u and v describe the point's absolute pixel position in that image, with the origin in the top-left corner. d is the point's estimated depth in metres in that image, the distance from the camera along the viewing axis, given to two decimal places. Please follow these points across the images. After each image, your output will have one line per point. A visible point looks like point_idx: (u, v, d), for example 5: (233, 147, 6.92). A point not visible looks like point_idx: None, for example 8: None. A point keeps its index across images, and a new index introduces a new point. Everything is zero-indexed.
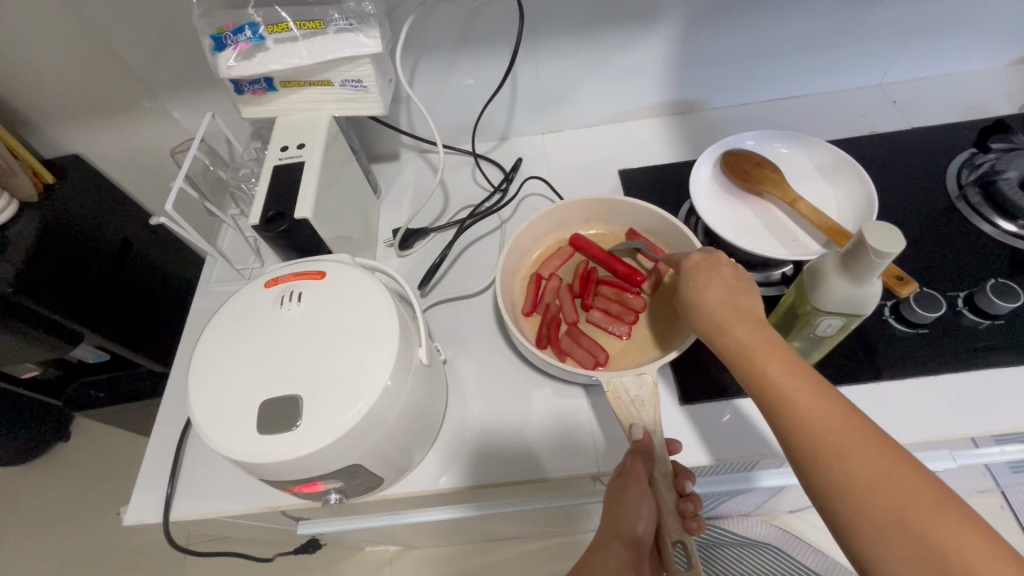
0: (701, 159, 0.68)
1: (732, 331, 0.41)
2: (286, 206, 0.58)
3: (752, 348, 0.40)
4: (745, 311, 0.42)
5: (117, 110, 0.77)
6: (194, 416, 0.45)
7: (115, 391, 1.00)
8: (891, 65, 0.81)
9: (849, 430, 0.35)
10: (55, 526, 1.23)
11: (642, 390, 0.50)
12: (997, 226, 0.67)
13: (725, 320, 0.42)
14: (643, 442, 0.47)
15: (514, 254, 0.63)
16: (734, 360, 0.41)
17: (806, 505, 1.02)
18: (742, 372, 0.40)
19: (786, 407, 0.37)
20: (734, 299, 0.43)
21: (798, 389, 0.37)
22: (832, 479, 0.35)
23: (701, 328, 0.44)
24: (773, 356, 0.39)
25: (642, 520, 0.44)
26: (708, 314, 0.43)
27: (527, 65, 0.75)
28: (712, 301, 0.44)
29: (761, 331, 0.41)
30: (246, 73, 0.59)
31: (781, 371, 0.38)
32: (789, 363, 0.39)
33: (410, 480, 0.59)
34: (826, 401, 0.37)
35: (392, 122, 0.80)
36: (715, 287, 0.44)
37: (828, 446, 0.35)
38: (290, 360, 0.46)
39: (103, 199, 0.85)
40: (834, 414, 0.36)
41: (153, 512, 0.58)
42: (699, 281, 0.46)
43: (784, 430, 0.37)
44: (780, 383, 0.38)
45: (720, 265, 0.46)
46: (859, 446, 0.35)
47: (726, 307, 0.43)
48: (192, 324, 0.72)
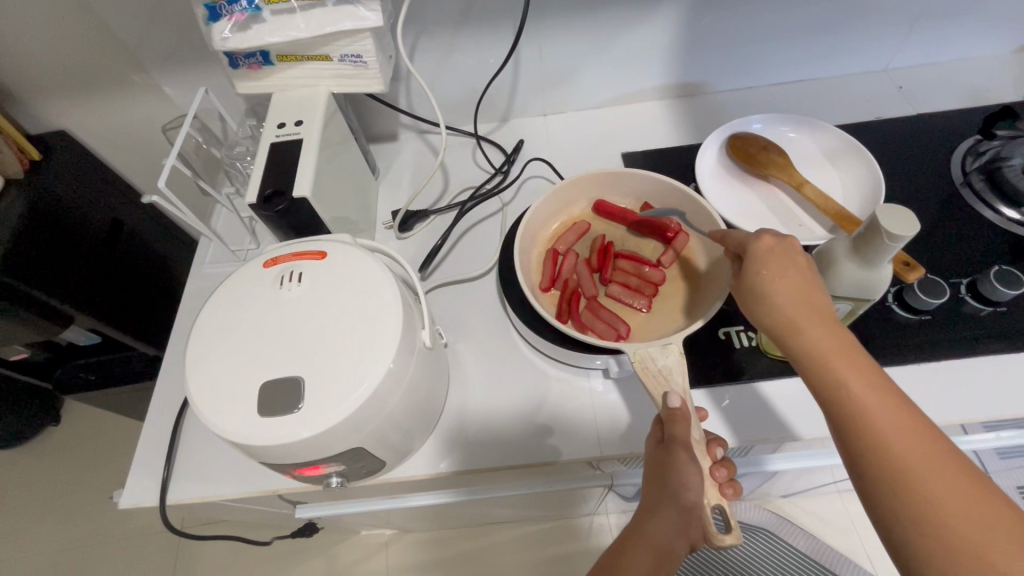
0: (707, 142, 0.67)
1: (804, 329, 0.41)
2: (284, 184, 0.57)
3: (825, 349, 0.40)
4: (820, 309, 0.41)
5: (105, 84, 0.75)
6: (191, 397, 0.44)
7: (107, 373, 0.98)
8: (897, 49, 0.80)
9: (914, 443, 0.36)
10: (45, 509, 1.22)
11: (670, 359, 0.49)
12: (999, 213, 0.67)
13: (798, 318, 0.41)
14: (681, 410, 0.46)
15: (529, 231, 0.62)
16: (803, 358, 0.41)
17: (798, 489, 1.03)
18: (809, 371, 0.40)
19: (855, 413, 0.38)
20: (805, 294, 0.42)
21: (870, 397, 0.38)
22: (891, 488, 0.36)
23: (767, 319, 0.43)
24: (847, 361, 0.39)
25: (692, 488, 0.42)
26: (779, 308, 0.42)
27: (530, 44, 0.74)
28: (786, 293, 0.42)
29: (835, 333, 0.40)
30: (242, 46, 0.56)
31: (854, 377, 0.38)
32: (862, 370, 0.39)
33: (411, 464, 0.58)
34: (898, 411, 0.37)
35: (391, 100, 0.78)
36: (787, 280, 0.42)
37: (893, 457, 0.36)
38: (311, 348, 0.44)
39: (91, 177, 0.83)
40: (904, 426, 0.37)
41: (149, 496, 0.57)
42: (768, 271, 0.43)
43: (848, 434, 0.38)
44: (851, 388, 0.38)
45: (793, 255, 0.43)
46: (926, 460, 0.35)
47: (802, 303, 0.42)
48: (187, 306, 0.70)
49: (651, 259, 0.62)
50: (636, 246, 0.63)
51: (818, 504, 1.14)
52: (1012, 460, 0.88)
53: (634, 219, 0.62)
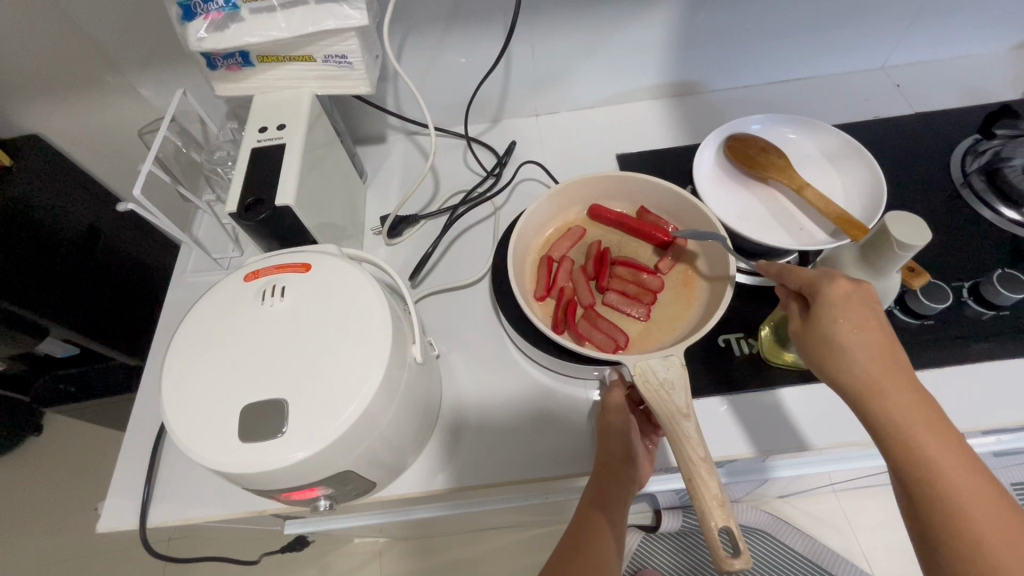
0: (705, 143, 0.65)
1: (886, 392, 0.38)
2: (265, 192, 0.54)
3: (906, 415, 0.37)
4: (903, 369, 0.39)
5: (79, 85, 0.72)
6: (167, 418, 0.41)
7: (87, 385, 0.95)
8: (895, 47, 0.79)
9: (998, 523, 0.35)
10: (26, 524, 1.18)
11: (672, 371, 0.46)
12: (999, 214, 0.66)
13: (880, 380, 0.39)
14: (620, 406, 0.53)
15: (523, 239, 0.60)
16: (881, 423, 0.38)
17: (796, 491, 1.02)
18: (886, 436, 0.38)
19: (939, 489, 0.36)
20: (885, 354, 0.39)
21: (953, 473, 0.36)
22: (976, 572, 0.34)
23: (841, 375, 0.40)
24: (931, 431, 0.37)
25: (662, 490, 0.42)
26: (858, 367, 0.39)
27: (522, 43, 0.71)
28: (868, 352, 0.39)
29: (919, 398, 0.38)
30: (219, 47, 0.54)
31: (937, 450, 0.37)
32: (947, 441, 0.37)
33: (404, 481, 0.56)
34: (981, 488, 0.36)
35: (378, 101, 0.75)
36: (867, 338, 0.39)
37: (975, 537, 0.35)
38: (311, 377, 0.41)
39: (65, 182, 0.79)
40: (985, 502, 0.35)
41: (128, 519, 0.55)
42: (848, 324, 0.39)
43: (928, 509, 0.36)
44: (935, 461, 0.36)
45: (870, 304, 0.40)
46: (1011, 543, 0.34)
47: (884, 364, 0.39)
48: (167, 318, 0.68)
49: (648, 265, 0.60)
50: (633, 252, 0.61)
51: (815, 505, 1.14)
52: (1009, 461, 0.87)
53: (631, 224, 0.60)
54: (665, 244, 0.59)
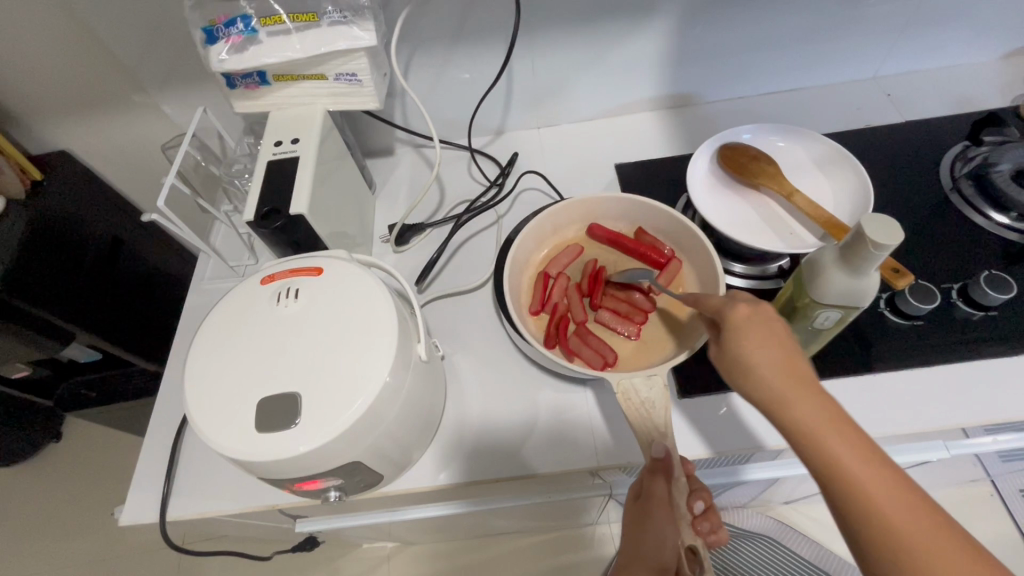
0: (698, 153, 0.68)
1: (793, 404, 0.36)
2: (280, 202, 0.58)
3: (816, 427, 0.35)
4: (812, 382, 0.37)
5: (106, 104, 0.76)
6: (189, 412, 0.44)
7: (108, 389, 0.99)
8: (885, 58, 0.82)
9: (929, 526, 0.32)
10: (46, 527, 1.22)
11: (654, 391, 0.49)
12: (989, 218, 0.68)
13: (787, 392, 0.37)
14: (663, 460, 0.46)
15: (521, 254, 0.63)
16: (796, 437, 0.36)
17: (801, 495, 1.03)
18: (805, 452, 0.36)
19: (865, 501, 0.33)
20: (788, 363, 0.38)
21: (878, 481, 0.33)
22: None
23: (757, 396, 0.38)
24: (846, 440, 0.34)
25: (666, 546, 0.44)
26: (765, 382, 0.37)
27: (523, 59, 0.75)
28: (773, 371, 0.37)
29: (828, 405, 0.36)
30: (238, 67, 0.58)
31: (855, 459, 0.34)
32: (866, 453, 0.34)
33: (410, 476, 0.58)
34: (905, 492, 0.33)
35: (386, 116, 0.79)
36: (767, 349, 0.38)
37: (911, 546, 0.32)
38: (315, 374, 0.44)
39: (91, 195, 0.84)
40: (910, 506, 0.33)
41: (148, 512, 0.58)
42: (746, 338, 0.39)
43: (857, 522, 0.34)
44: (854, 472, 0.34)
45: (762, 320, 0.39)
46: (947, 555, 0.32)
47: (792, 378, 0.37)
48: (186, 323, 0.71)
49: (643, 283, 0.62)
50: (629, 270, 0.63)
51: (822, 512, 1.14)
52: (1013, 464, 0.88)
53: (628, 244, 0.63)
54: (659, 266, 0.62)
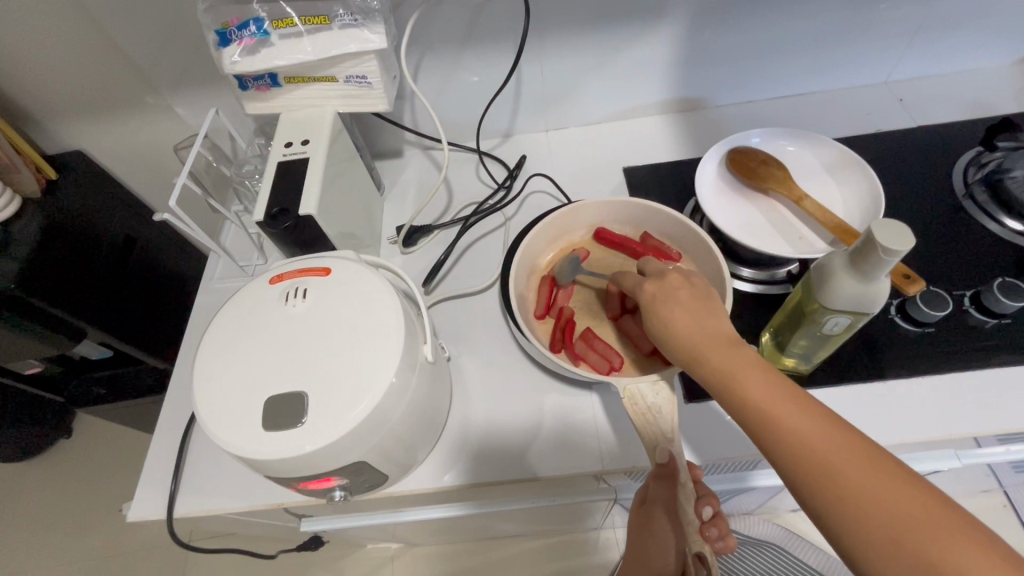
0: (706, 157, 0.68)
1: (703, 352, 0.40)
2: (290, 202, 0.58)
3: (727, 366, 0.39)
4: (718, 331, 0.41)
5: (119, 103, 0.77)
6: (197, 409, 0.45)
7: (118, 387, 1.00)
8: (897, 62, 0.81)
9: (827, 437, 0.34)
10: (56, 521, 1.23)
11: (660, 397, 0.49)
12: (1003, 225, 0.67)
13: (697, 342, 0.41)
14: (668, 466, 0.46)
15: (527, 256, 0.63)
16: (711, 380, 0.40)
17: (809, 503, 1.02)
18: (721, 392, 0.39)
19: (769, 427, 0.36)
20: (698, 320, 0.42)
21: (784, 406, 0.36)
22: (825, 495, 0.33)
23: (672, 350, 0.43)
24: (753, 377, 0.38)
25: (670, 550, 0.49)
26: (679, 337, 0.42)
27: (532, 62, 0.75)
28: (680, 325, 0.43)
29: (735, 350, 0.40)
30: (251, 69, 0.58)
31: (762, 393, 0.37)
32: (761, 377, 0.38)
33: (415, 477, 0.59)
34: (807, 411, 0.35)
35: (395, 118, 0.80)
36: (678, 312, 0.43)
37: (814, 459, 0.33)
38: (320, 371, 0.45)
39: (104, 195, 0.85)
40: (812, 423, 0.35)
41: (156, 509, 0.58)
42: (663, 308, 0.44)
43: (767, 445, 0.36)
44: (756, 399, 0.37)
45: (675, 290, 0.45)
46: (840, 450, 0.33)
47: (693, 329, 0.42)
48: (196, 321, 0.72)
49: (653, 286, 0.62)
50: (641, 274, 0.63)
51: None
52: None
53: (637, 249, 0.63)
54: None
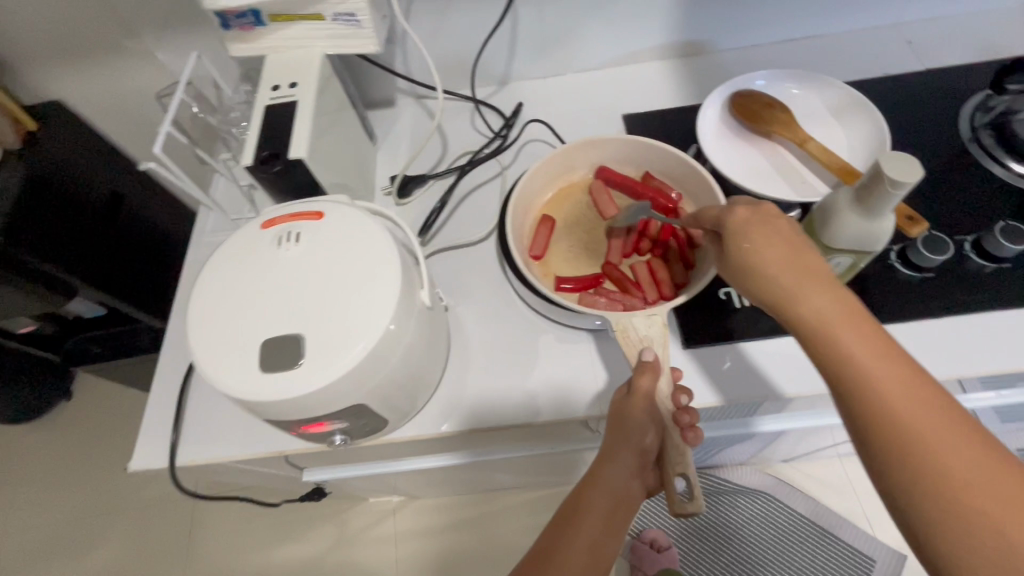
0: (709, 99, 0.65)
1: (807, 295, 0.39)
2: (279, 146, 0.56)
3: (830, 315, 0.38)
4: (817, 274, 0.40)
5: (95, 48, 0.73)
6: (194, 352, 0.44)
7: (114, 346, 0.99)
8: (908, 2, 0.78)
9: (921, 402, 0.34)
10: (62, 480, 1.25)
11: (652, 329, 0.48)
12: (1008, 169, 0.66)
13: (798, 285, 0.40)
14: (652, 362, 0.45)
15: (525, 197, 0.61)
16: (806, 326, 0.39)
17: (803, 453, 1.01)
18: (815, 341, 0.38)
19: (862, 382, 0.36)
20: (798, 259, 0.41)
21: (885, 365, 0.36)
22: (911, 460, 0.33)
23: (761, 289, 0.42)
24: (853, 326, 0.37)
25: (647, 436, 0.43)
26: (773, 276, 0.40)
27: (529, 2, 0.72)
28: (775, 262, 0.41)
29: (835, 296, 0.39)
30: (232, 4, 0.55)
31: (862, 345, 0.37)
32: (863, 329, 0.37)
33: (416, 423, 0.59)
34: (902, 372, 0.35)
35: (386, 64, 0.77)
36: (776, 246, 0.41)
37: (906, 423, 0.34)
38: (316, 314, 0.44)
39: (88, 149, 0.83)
40: (909, 387, 0.35)
41: (159, 458, 0.59)
42: (758, 239, 0.42)
43: (855, 400, 0.36)
44: (858, 356, 0.36)
45: (770, 221, 0.42)
46: (935, 417, 0.34)
47: (790, 267, 0.40)
48: (188, 275, 0.71)
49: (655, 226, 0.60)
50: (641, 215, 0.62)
51: None
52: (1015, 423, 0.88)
53: (633, 189, 0.62)
54: (668, 211, 0.60)
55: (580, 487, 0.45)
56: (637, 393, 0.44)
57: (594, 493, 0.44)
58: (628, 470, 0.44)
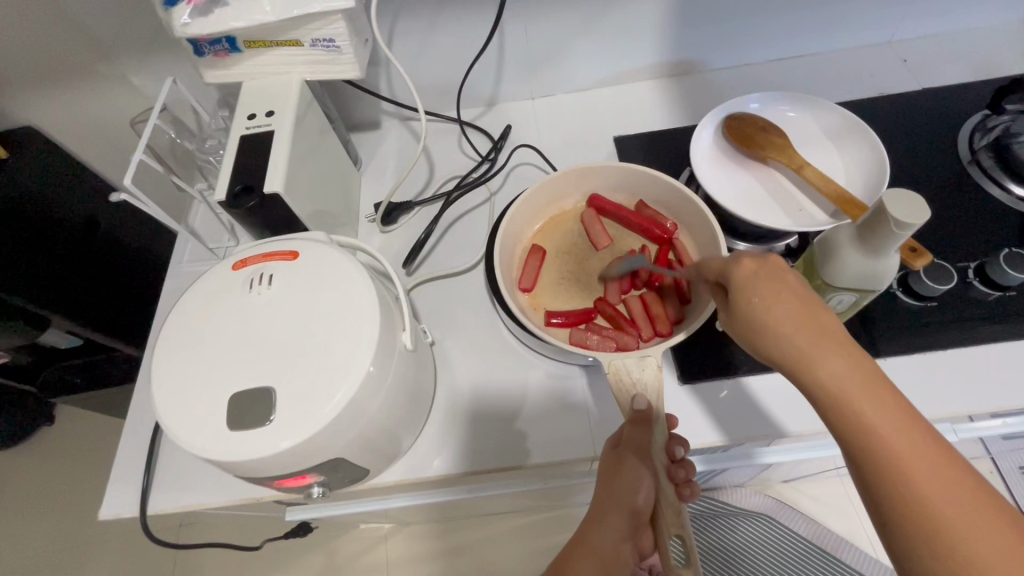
0: (702, 124, 0.64)
1: (823, 364, 0.35)
2: (254, 180, 0.54)
3: (853, 391, 0.34)
4: (835, 340, 0.36)
5: (67, 73, 0.71)
6: (156, 407, 0.41)
7: (92, 376, 0.96)
8: (902, 20, 0.76)
9: (952, 489, 0.32)
10: (41, 510, 1.21)
11: (646, 373, 0.46)
12: (1007, 191, 0.64)
13: (816, 354, 0.36)
14: (644, 413, 0.43)
15: (513, 227, 0.59)
16: (826, 401, 0.35)
17: (802, 473, 0.98)
18: (837, 418, 0.35)
19: (893, 470, 0.33)
20: (813, 323, 0.37)
21: (913, 448, 0.33)
22: (947, 554, 0.31)
23: (775, 355, 0.38)
24: (880, 404, 0.34)
25: (640, 493, 0.42)
26: (788, 345, 0.36)
27: (515, 24, 0.70)
28: (791, 327, 0.37)
29: (857, 367, 0.35)
30: (204, 32, 0.53)
31: (889, 425, 0.33)
32: (889, 407, 0.34)
33: (401, 465, 0.56)
34: (933, 456, 0.33)
35: (370, 87, 0.74)
36: (789, 308, 0.37)
37: (939, 514, 0.32)
38: (290, 363, 0.41)
39: (62, 175, 0.80)
40: (940, 472, 0.32)
41: (128, 506, 0.55)
42: (768, 299, 0.38)
43: (885, 488, 0.33)
44: (887, 440, 0.33)
45: (783, 277, 0.38)
46: (967, 507, 0.32)
47: (807, 333, 0.36)
48: (164, 308, 0.68)
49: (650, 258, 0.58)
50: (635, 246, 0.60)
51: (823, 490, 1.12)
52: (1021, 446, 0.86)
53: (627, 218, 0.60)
54: (663, 241, 0.58)
55: (569, 547, 0.44)
56: (628, 445, 0.43)
57: (582, 553, 0.42)
58: (617, 532, 0.43)
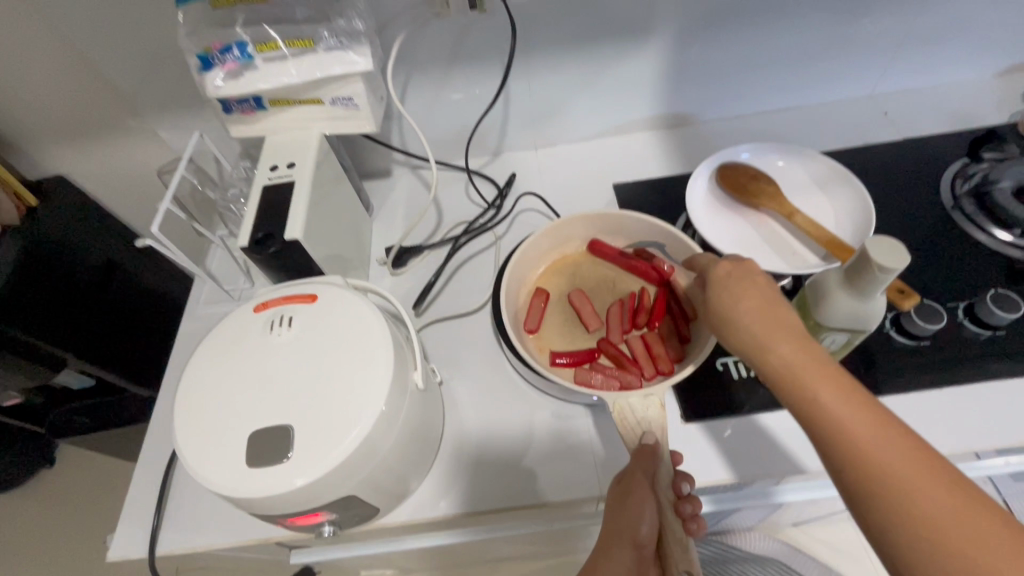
0: (697, 173, 0.67)
1: (777, 348, 0.39)
2: (275, 227, 0.57)
3: (801, 368, 0.37)
4: (790, 327, 0.39)
5: (101, 128, 0.76)
6: (178, 443, 0.43)
7: (101, 416, 0.97)
8: (881, 76, 0.82)
9: (901, 455, 0.33)
10: (35, 555, 1.19)
11: (649, 411, 0.47)
12: (993, 236, 0.67)
13: (771, 339, 0.39)
14: (651, 448, 0.45)
15: (519, 271, 0.62)
16: (779, 381, 0.38)
17: (810, 516, 0.97)
18: (790, 395, 0.37)
19: (841, 436, 0.35)
20: (769, 313, 0.40)
21: (861, 419, 0.34)
22: (894, 514, 0.32)
23: (737, 344, 0.41)
24: (828, 379, 0.36)
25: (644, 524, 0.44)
26: (748, 332, 0.40)
27: (520, 82, 0.75)
28: (750, 316, 0.40)
29: (808, 350, 0.38)
30: (234, 93, 0.57)
31: (835, 398, 0.36)
32: (838, 383, 0.36)
33: (409, 505, 0.57)
34: (882, 425, 0.34)
35: (383, 139, 0.79)
36: (749, 300, 0.41)
37: (888, 476, 0.33)
38: (308, 402, 0.43)
39: (87, 222, 0.84)
40: (890, 441, 0.34)
41: (136, 547, 0.56)
42: (731, 295, 0.42)
43: (837, 456, 0.35)
44: (832, 410, 0.35)
45: (749, 276, 0.43)
46: (916, 471, 0.32)
47: (764, 321, 0.40)
48: (180, 349, 0.70)
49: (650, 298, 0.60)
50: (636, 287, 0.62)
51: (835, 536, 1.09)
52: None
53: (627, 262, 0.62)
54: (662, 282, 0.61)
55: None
56: (636, 479, 0.44)
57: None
58: (625, 565, 0.45)
